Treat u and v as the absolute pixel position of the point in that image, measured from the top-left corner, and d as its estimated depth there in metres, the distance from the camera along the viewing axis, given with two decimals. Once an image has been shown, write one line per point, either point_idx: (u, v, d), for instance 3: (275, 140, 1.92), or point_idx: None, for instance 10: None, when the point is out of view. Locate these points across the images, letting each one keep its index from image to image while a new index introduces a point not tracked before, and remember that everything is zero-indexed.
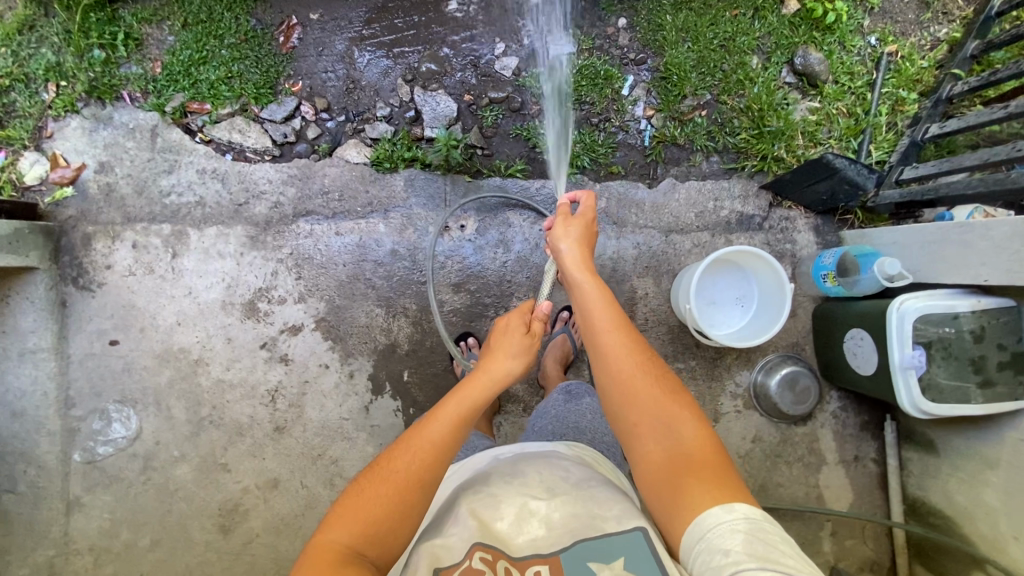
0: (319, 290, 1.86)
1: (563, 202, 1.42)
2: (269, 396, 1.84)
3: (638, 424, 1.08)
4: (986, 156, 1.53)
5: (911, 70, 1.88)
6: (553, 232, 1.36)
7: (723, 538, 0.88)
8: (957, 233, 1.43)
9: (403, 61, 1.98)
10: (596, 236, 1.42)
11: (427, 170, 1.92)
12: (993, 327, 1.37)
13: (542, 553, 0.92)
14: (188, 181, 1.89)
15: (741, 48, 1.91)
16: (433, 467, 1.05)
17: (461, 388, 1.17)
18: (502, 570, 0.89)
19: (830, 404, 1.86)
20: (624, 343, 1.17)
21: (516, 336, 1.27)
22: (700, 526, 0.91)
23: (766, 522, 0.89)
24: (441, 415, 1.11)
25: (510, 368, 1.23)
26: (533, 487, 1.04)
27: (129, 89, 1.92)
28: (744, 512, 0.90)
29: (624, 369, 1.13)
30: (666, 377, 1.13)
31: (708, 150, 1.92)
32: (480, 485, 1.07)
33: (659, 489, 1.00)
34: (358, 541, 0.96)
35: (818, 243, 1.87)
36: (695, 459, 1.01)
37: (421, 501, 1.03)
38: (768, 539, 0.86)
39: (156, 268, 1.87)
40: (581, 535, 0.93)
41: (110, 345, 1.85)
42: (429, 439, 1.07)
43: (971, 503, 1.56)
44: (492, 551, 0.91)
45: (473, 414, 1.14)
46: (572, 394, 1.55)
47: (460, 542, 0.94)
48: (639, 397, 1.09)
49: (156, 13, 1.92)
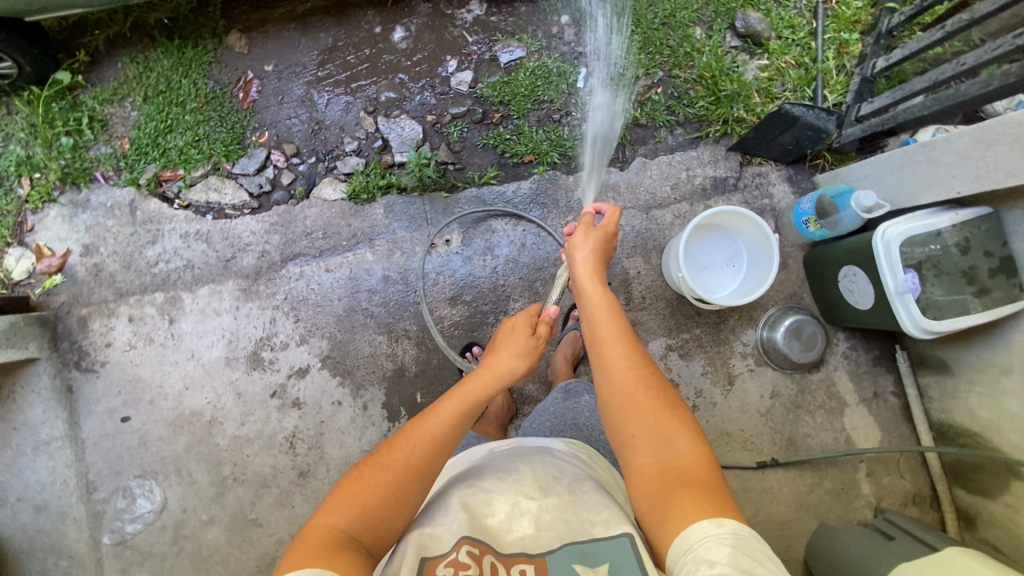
0: (320, 329, 1.87)
1: (587, 212, 1.46)
2: (288, 443, 1.83)
3: (635, 436, 1.08)
4: (934, 76, 1.58)
5: (849, 13, 1.94)
6: (573, 239, 1.41)
7: (711, 548, 0.85)
8: (923, 153, 1.46)
9: (362, 94, 2.03)
10: (614, 248, 1.45)
11: (404, 194, 1.96)
12: (975, 236, 1.40)
13: (530, 552, 0.92)
14: (173, 248, 1.92)
15: (683, 23, 1.98)
16: (431, 458, 1.07)
17: (465, 383, 1.19)
18: (489, 566, 0.89)
19: (839, 345, 1.87)
20: (627, 356, 1.19)
21: (521, 337, 1.28)
22: (687, 535, 0.89)
23: (754, 539, 0.87)
24: (443, 410, 1.13)
25: (515, 367, 1.25)
26: (525, 484, 1.04)
27: (102, 169, 1.96)
28: (734, 527, 0.88)
29: (625, 381, 1.15)
30: (666, 393, 1.14)
31: (671, 124, 1.96)
32: (473, 480, 1.08)
33: (651, 499, 0.99)
34: (354, 526, 0.96)
35: (794, 193, 1.91)
36: (689, 472, 1.00)
37: (418, 491, 1.03)
38: (756, 555, 0.83)
39: (156, 337, 1.88)
40: (569, 539, 0.94)
41: (122, 423, 1.85)
42: (430, 430, 1.09)
43: (995, 415, 1.57)
44: (479, 546, 0.91)
45: (473, 411, 1.16)
46: (570, 393, 1.57)
47: (449, 533, 0.94)
48: (637, 409, 1.11)
49: (116, 93, 1.98)
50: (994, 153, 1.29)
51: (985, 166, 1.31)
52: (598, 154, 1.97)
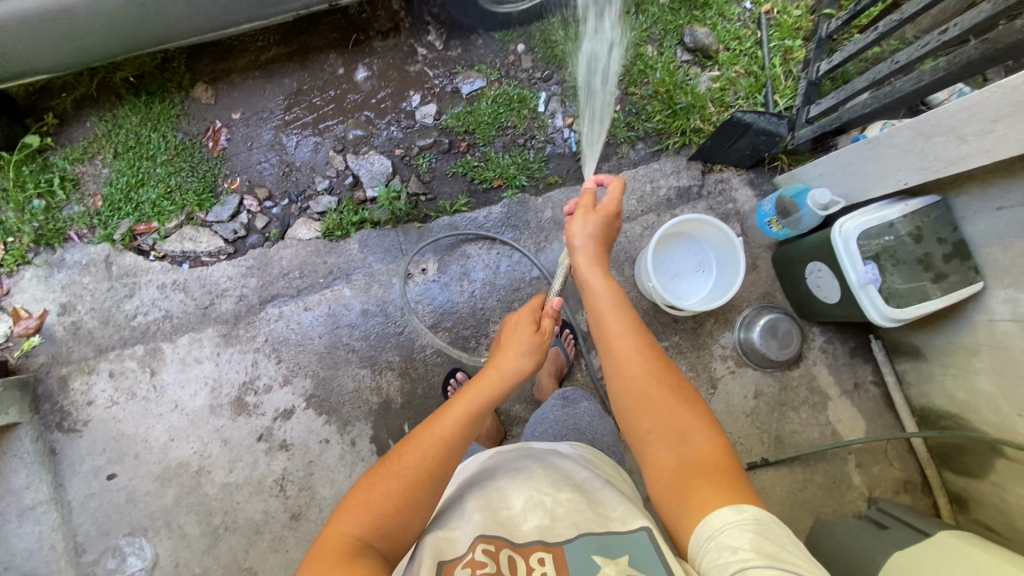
0: (302, 368, 1.88)
1: (588, 188, 1.43)
2: (278, 486, 1.82)
3: (650, 431, 1.09)
4: (872, 75, 1.65)
5: (790, 21, 2.03)
6: (573, 222, 1.41)
7: (733, 535, 0.87)
8: (869, 150, 1.51)
9: (330, 134, 2.07)
10: (618, 230, 1.45)
11: (378, 228, 1.99)
12: (926, 224, 1.45)
13: (546, 542, 0.93)
14: (151, 299, 1.93)
15: (634, 42, 2.06)
16: (441, 464, 1.06)
17: (475, 384, 1.20)
18: (506, 560, 0.90)
19: (815, 340, 1.91)
20: (638, 350, 1.20)
21: (527, 334, 1.29)
22: (708, 523, 0.91)
23: (774, 523, 0.88)
24: (451, 412, 1.13)
25: (522, 366, 1.25)
26: (539, 481, 1.05)
27: (76, 228, 1.97)
28: (754, 513, 0.90)
29: (637, 376, 1.16)
30: (680, 385, 1.14)
31: (632, 139, 2.02)
32: (487, 482, 1.10)
33: (669, 492, 1.00)
34: (369, 534, 0.97)
35: (756, 196, 1.96)
36: (706, 464, 1.00)
37: (429, 497, 1.03)
38: (778, 540, 0.85)
39: (138, 391, 1.87)
40: (585, 529, 0.94)
41: (108, 480, 1.83)
42: (440, 435, 1.09)
43: (970, 395, 1.60)
44: (494, 543, 0.92)
45: (484, 411, 1.16)
46: (569, 400, 1.57)
47: (464, 536, 0.95)
48: (651, 404, 1.11)
49: (86, 152, 2.01)
50: (933, 144, 1.33)
51: (925, 158, 1.36)
52: (564, 171, 2.04)
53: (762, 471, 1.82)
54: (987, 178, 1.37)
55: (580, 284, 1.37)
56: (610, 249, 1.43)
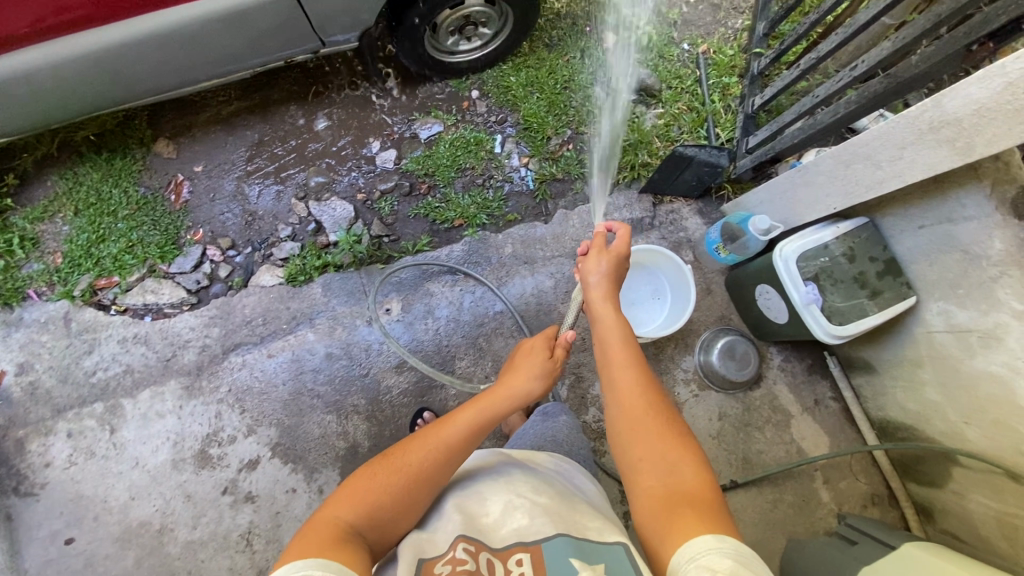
0: (267, 417, 1.86)
1: (599, 232, 1.46)
2: (244, 540, 1.77)
3: (642, 458, 1.11)
4: (800, 108, 1.77)
5: (726, 60, 2.16)
6: (586, 263, 1.44)
7: (713, 559, 0.87)
8: (799, 178, 1.59)
9: (291, 182, 2.12)
10: (627, 268, 1.47)
11: (340, 272, 2.02)
12: (859, 245, 1.53)
13: (525, 541, 0.99)
14: (111, 354, 1.91)
15: (582, 85, 2.18)
16: (438, 468, 1.16)
17: (483, 398, 1.31)
18: (484, 562, 0.95)
19: (773, 360, 1.96)
20: (638, 382, 1.23)
21: (540, 358, 1.39)
22: (690, 547, 0.91)
23: (757, 558, 0.87)
24: (457, 420, 1.24)
25: (532, 388, 1.35)
26: (520, 486, 1.14)
27: (35, 286, 1.97)
28: (736, 544, 0.89)
29: (634, 406, 1.19)
30: (673, 421, 1.17)
31: (585, 175, 2.12)
32: (469, 487, 1.18)
33: (653, 519, 1.01)
34: (360, 522, 1.04)
35: (706, 224, 2.04)
36: (692, 495, 1.02)
37: (422, 498, 1.12)
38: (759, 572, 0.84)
39: (96, 449, 1.83)
40: (564, 531, 1.00)
41: (66, 545, 1.78)
42: (443, 439, 1.20)
43: (921, 406, 1.65)
44: (474, 543, 0.98)
45: (486, 424, 1.27)
46: (549, 414, 1.60)
47: (446, 537, 1.02)
48: (644, 433, 1.14)
49: (47, 210, 2.03)
50: (853, 170, 1.42)
51: (851, 184, 1.44)
52: (523, 209, 2.10)
53: (731, 493, 1.83)
54: (908, 199, 1.46)
55: (590, 317, 1.40)
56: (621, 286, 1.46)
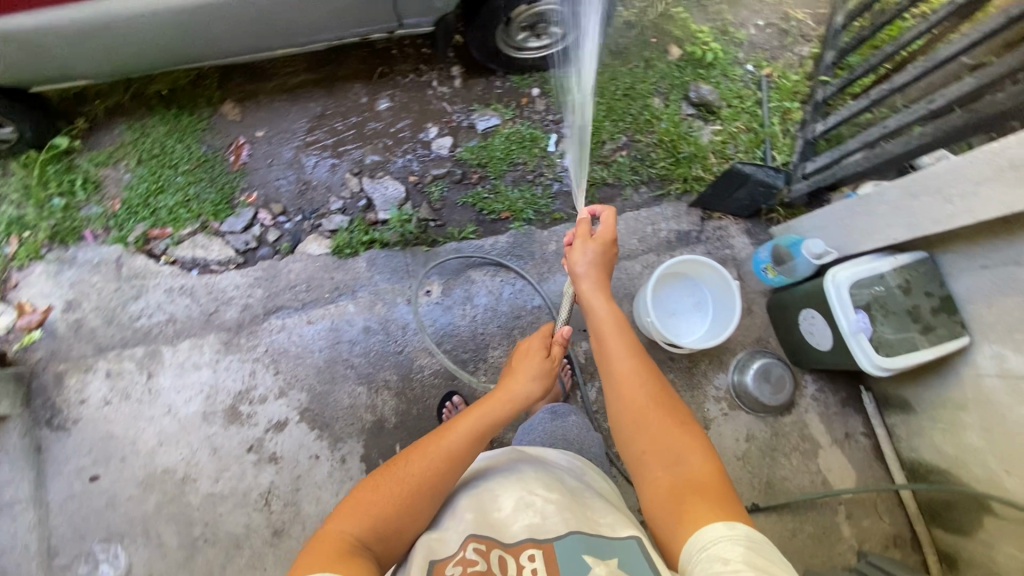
0: (300, 381, 1.89)
1: (584, 219, 1.45)
2: (262, 500, 1.80)
3: (648, 450, 1.11)
4: (865, 137, 1.75)
5: (789, 85, 2.18)
6: (572, 253, 1.44)
7: (725, 548, 0.88)
8: (860, 206, 1.59)
9: (348, 158, 2.15)
10: (615, 259, 1.47)
11: (386, 249, 2.05)
12: (915, 278, 1.52)
13: (537, 538, 0.99)
14: (157, 302, 1.95)
15: (642, 94, 2.17)
16: (444, 475, 1.15)
17: (485, 402, 1.31)
18: (496, 560, 0.95)
19: (808, 388, 1.94)
20: (638, 372, 1.23)
21: (536, 360, 1.43)
22: (702, 536, 0.92)
23: (768, 544, 0.89)
24: (458, 426, 1.22)
25: (531, 390, 1.38)
26: (531, 483, 1.13)
27: (91, 228, 2.02)
28: (747, 531, 0.91)
29: (636, 397, 1.19)
30: (676, 409, 1.17)
31: (636, 183, 2.10)
32: (481, 483, 1.18)
33: (663, 511, 1.01)
34: (366, 535, 1.04)
35: (753, 244, 2.04)
36: (700, 483, 1.02)
37: (428, 505, 1.11)
38: (770, 557, 0.86)
39: (132, 392, 1.87)
40: (576, 528, 1.00)
41: (91, 482, 1.82)
42: (447, 446, 1.18)
43: (959, 450, 1.62)
44: (484, 543, 0.98)
45: (491, 428, 1.26)
46: (557, 414, 1.60)
47: (456, 537, 1.02)
48: (647, 425, 1.14)
49: (111, 156, 2.09)
50: (920, 202, 1.42)
51: (914, 216, 1.44)
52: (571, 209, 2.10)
53: (751, 516, 1.81)
54: (973, 238, 1.44)
55: (584, 311, 1.40)
56: (611, 277, 1.46)
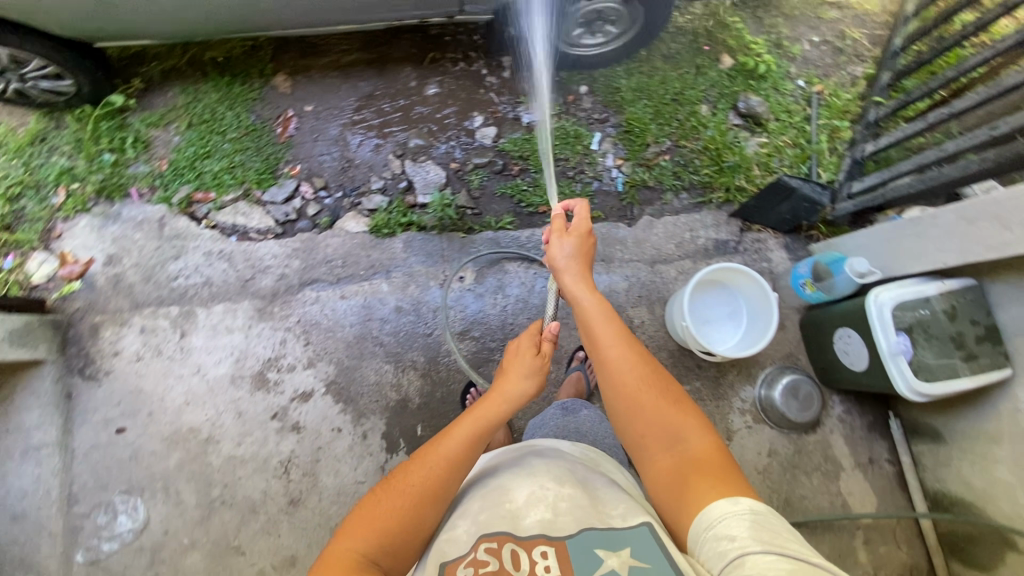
0: (328, 354, 1.90)
1: (557, 213, 1.36)
2: (282, 468, 1.82)
3: (646, 435, 1.10)
4: (919, 160, 1.74)
5: (840, 104, 2.16)
6: (550, 249, 1.34)
7: (730, 525, 0.90)
8: (911, 227, 1.58)
9: (392, 139, 2.17)
10: (594, 249, 1.38)
11: (423, 232, 2.06)
12: (962, 305, 1.50)
13: (548, 535, 0.97)
14: (195, 264, 1.98)
15: (690, 100, 2.17)
16: (447, 482, 1.10)
17: (477, 406, 1.20)
18: (509, 555, 0.94)
19: (834, 409, 1.92)
20: (629, 356, 1.18)
21: (527, 357, 1.28)
22: (706, 515, 0.94)
23: (770, 515, 0.92)
24: (454, 432, 1.15)
25: (526, 389, 1.25)
26: (542, 476, 1.10)
27: (137, 186, 2.05)
28: (750, 505, 0.93)
29: (629, 383, 1.15)
30: (670, 388, 1.15)
31: (677, 188, 2.10)
32: (490, 479, 1.15)
33: (668, 494, 1.03)
34: (373, 550, 1.00)
35: (791, 259, 2.03)
36: (701, 461, 1.03)
37: (434, 512, 1.07)
38: (773, 530, 0.89)
39: (164, 349, 1.90)
40: (586, 524, 0.99)
41: (117, 434, 1.84)
42: (445, 454, 1.12)
43: (987, 484, 1.59)
44: (496, 540, 0.97)
45: (487, 431, 1.17)
46: (568, 409, 1.58)
47: (466, 537, 1.00)
48: (643, 410, 1.12)
49: (163, 118, 2.12)
50: (977, 228, 1.41)
51: (969, 241, 1.43)
52: (609, 208, 2.09)
53: None
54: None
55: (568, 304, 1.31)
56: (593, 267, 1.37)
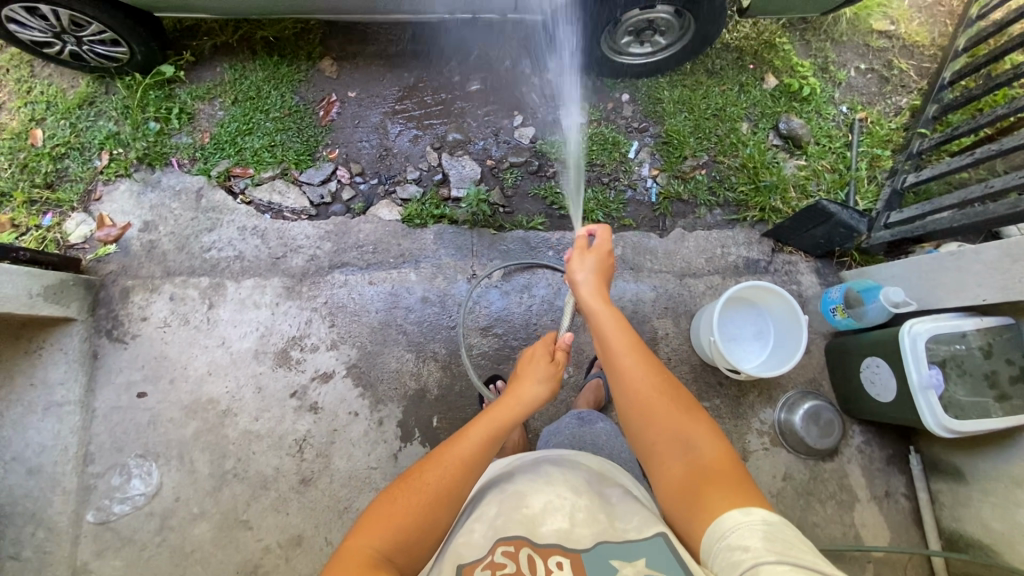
0: (352, 337, 1.91)
1: (580, 234, 1.40)
2: (296, 446, 1.82)
3: (658, 443, 1.09)
4: (964, 195, 1.73)
5: (882, 132, 2.15)
6: (570, 264, 1.37)
7: (744, 535, 0.88)
8: (951, 261, 1.56)
9: (431, 131, 2.18)
10: (613, 268, 1.40)
11: (455, 226, 2.06)
12: (998, 343, 1.48)
13: (565, 545, 0.94)
14: (228, 238, 2.00)
15: (731, 117, 2.17)
16: (462, 482, 1.08)
17: (492, 409, 1.19)
18: (526, 559, 0.92)
19: (853, 438, 1.90)
20: (643, 366, 1.19)
21: (541, 363, 1.28)
22: (720, 525, 0.92)
23: (784, 525, 0.89)
24: (470, 433, 1.14)
25: (538, 394, 1.25)
26: (559, 485, 1.05)
27: (178, 156, 2.08)
28: (764, 515, 0.91)
29: (641, 391, 1.16)
30: (683, 398, 1.14)
31: (710, 204, 2.10)
32: (503, 483, 1.11)
33: (679, 503, 1.01)
34: (388, 548, 0.98)
35: (821, 284, 2.01)
36: (714, 469, 1.01)
37: (449, 512, 1.05)
38: (787, 540, 0.86)
39: (191, 319, 1.92)
40: (602, 537, 0.96)
41: (137, 398, 1.86)
42: (461, 454, 1.10)
43: (1008, 527, 1.57)
44: (513, 544, 0.94)
45: (502, 433, 1.16)
46: (584, 420, 1.57)
47: (483, 540, 0.97)
48: (654, 418, 1.12)
49: (209, 92, 2.16)
50: (1020, 266, 1.39)
51: (1011, 279, 1.41)
52: (640, 218, 2.10)
53: None
54: None
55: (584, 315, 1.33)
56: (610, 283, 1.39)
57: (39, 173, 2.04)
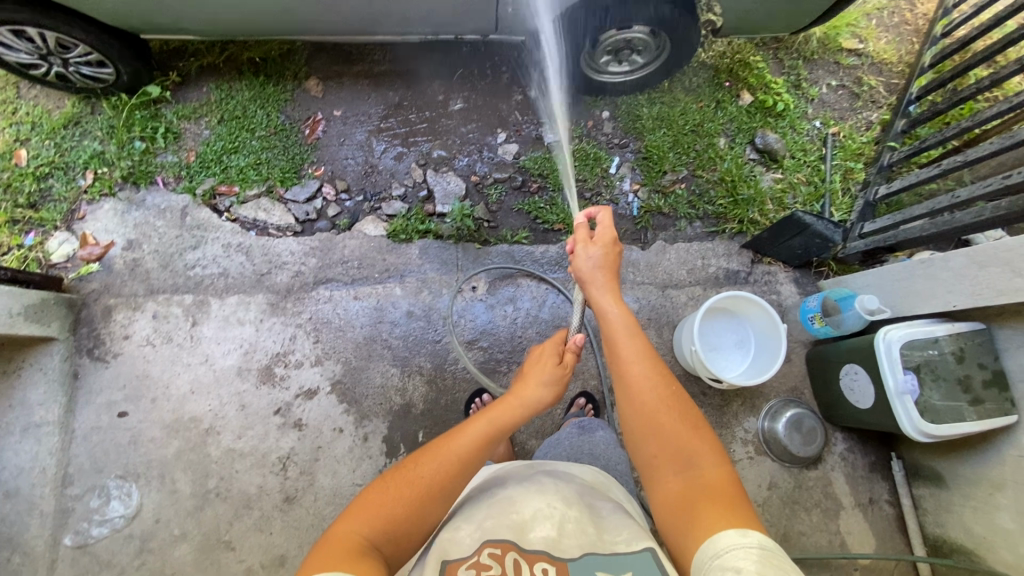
0: (336, 353, 1.91)
1: (578, 222, 1.33)
2: (280, 464, 1.81)
3: (659, 457, 1.09)
4: (931, 205, 1.78)
5: (854, 146, 2.22)
6: (576, 258, 1.34)
7: (737, 557, 0.87)
8: (921, 269, 1.62)
9: (416, 149, 2.22)
10: (620, 260, 1.36)
11: (439, 241, 2.08)
12: (970, 347, 1.51)
13: (552, 553, 0.93)
14: (213, 255, 2.01)
15: (709, 132, 2.23)
16: (455, 479, 1.07)
17: (493, 408, 1.18)
18: (511, 563, 0.90)
19: (837, 446, 1.91)
20: (652, 376, 1.17)
21: (548, 365, 1.25)
22: (715, 542, 0.91)
23: (779, 552, 0.88)
24: (469, 429, 1.13)
25: (542, 397, 1.22)
26: (550, 494, 1.06)
27: (164, 175, 2.10)
28: (760, 538, 0.90)
29: (647, 401, 1.15)
30: (688, 412, 1.14)
31: (691, 217, 2.14)
32: (497, 490, 1.12)
33: (674, 517, 1.01)
34: (376, 536, 0.97)
35: (800, 294, 2.05)
36: (713, 488, 1.01)
37: (439, 507, 1.04)
38: (781, 568, 0.85)
39: (174, 337, 1.91)
40: (590, 549, 0.95)
41: (118, 417, 1.84)
42: (456, 450, 1.09)
43: (989, 530, 1.58)
44: (501, 547, 0.93)
45: (501, 435, 1.15)
46: (585, 428, 1.58)
47: (470, 540, 0.96)
48: (659, 431, 1.11)
49: (195, 112, 2.18)
50: (986, 273, 1.44)
51: (977, 285, 1.46)
52: (623, 231, 2.13)
53: None
54: None
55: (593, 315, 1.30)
56: (618, 277, 1.35)
57: (23, 193, 2.04)
